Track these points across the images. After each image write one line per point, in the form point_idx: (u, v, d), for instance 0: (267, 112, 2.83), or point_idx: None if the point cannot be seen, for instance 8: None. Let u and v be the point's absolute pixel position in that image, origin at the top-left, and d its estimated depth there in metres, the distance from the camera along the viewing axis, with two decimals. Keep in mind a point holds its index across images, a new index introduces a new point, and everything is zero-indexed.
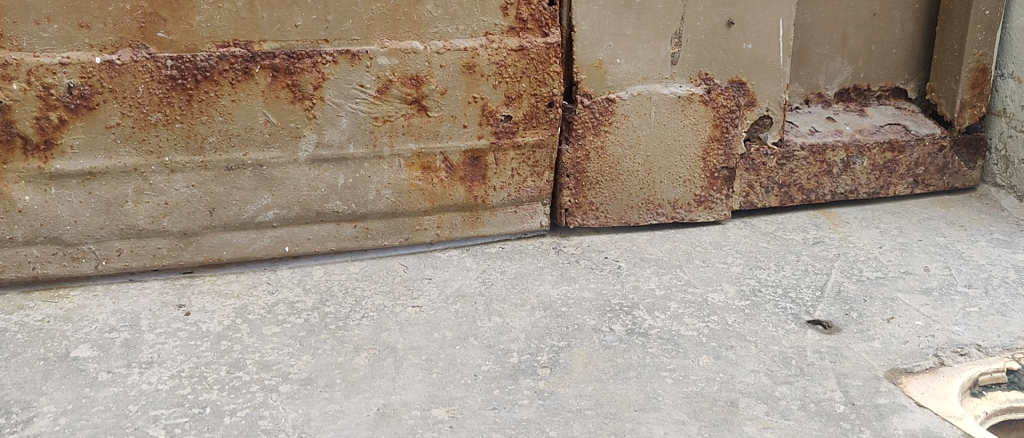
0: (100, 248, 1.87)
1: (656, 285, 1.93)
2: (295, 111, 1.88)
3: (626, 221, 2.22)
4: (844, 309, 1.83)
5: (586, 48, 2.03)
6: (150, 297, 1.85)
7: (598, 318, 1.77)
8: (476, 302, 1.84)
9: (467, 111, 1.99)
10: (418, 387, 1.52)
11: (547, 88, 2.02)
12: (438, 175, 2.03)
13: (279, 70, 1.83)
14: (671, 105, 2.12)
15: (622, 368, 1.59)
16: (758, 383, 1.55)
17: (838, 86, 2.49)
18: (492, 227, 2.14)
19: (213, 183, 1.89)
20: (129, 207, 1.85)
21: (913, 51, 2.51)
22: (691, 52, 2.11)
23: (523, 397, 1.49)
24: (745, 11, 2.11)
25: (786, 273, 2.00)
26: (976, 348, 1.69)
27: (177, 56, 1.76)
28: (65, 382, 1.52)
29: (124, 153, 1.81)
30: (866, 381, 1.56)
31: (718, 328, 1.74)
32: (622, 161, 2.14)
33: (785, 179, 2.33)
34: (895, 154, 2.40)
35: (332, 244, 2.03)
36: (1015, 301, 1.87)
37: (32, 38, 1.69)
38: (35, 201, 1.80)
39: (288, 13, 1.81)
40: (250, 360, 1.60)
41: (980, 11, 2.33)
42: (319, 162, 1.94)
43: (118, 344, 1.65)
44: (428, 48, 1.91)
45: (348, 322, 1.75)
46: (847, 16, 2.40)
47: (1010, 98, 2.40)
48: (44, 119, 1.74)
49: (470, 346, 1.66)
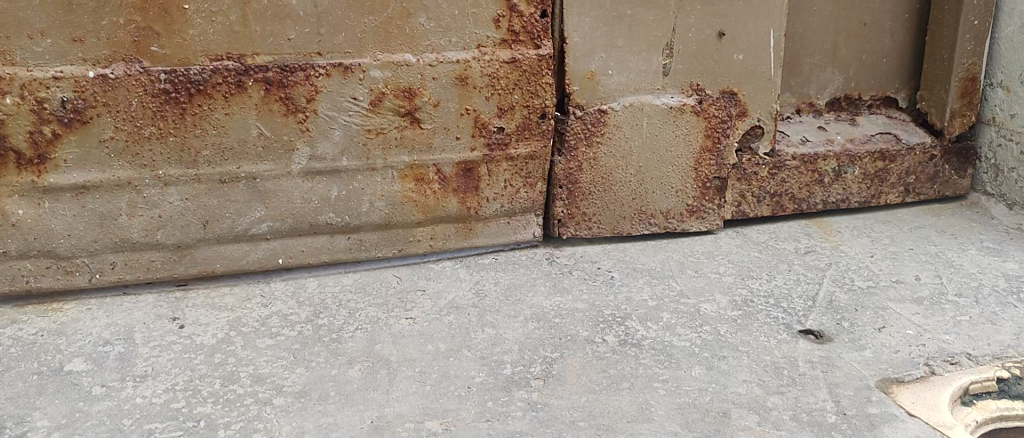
0: (94, 261, 1.88)
1: (649, 296, 1.93)
2: (288, 124, 1.88)
3: (620, 231, 2.22)
4: (835, 318, 1.84)
5: (578, 59, 2.04)
6: (145, 310, 1.85)
7: (591, 329, 1.78)
8: (469, 313, 1.85)
9: (460, 122, 2.00)
10: (412, 399, 1.53)
11: (540, 99, 2.03)
12: (431, 187, 2.04)
13: (273, 83, 1.84)
14: (663, 116, 2.13)
15: (615, 379, 1.59)
16: (750, 393, 1.55)
17: (829, 95, 2.50)
18: (486, 238, 2.15)
19: (207, 196, 1.89)
20: (123, 220, 1.86)
21: (902, 61, 2.53)
22: (683, 63, 2.12)
23: (517, 408, 1.50)
24: (736, 22, 2.12)
25: (778, 283, 2.01)
26: (967, 357, 1.70)
27: (171, 70, 1.77)
28: (59, 396, 1.53)
29: (118, 166, 1.82)
30: (858, 390, 1.57)
31: (710, 338, 1.75)
32: (615, 171, 2.15)
33: (777, 188, 2.34)
34: (886, 163, 2.42)
35: (326, 256, 2.03)
36: (1005, 310, 1.88)
37: (26, 52, 1.70)
38: (28, 214, 1.80)
39: (282, 26, 1.82)
40: (244, 373, 1.60)
41: (969, 21, 2.35)
42: (313, 174, 1.95)
43: (112, 357, 1.66)
44: (421, 60, 1.92)
45: (342, 334, 1.75)
46: (838, 26, 2.42)
47: (1000, 106, 2.41)
48: (38, 133, 1.75)
49: (464, 358, 1.66)
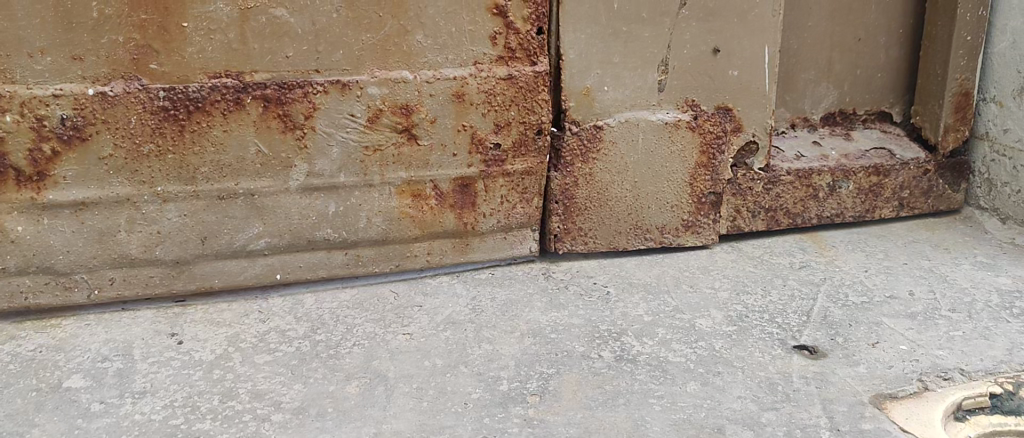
0: (92, 278, 1.88)
1: (645, 312, 1.94)
2: (286, 141, 1.90)
3: (616, 246, 2.23)
4: (829, 334, 1.85)
5: (574, 76, 2.06)
6: (143, 326, 1.86)
7: (587, 345, 1.79)
8: (466, 329, 1.86)
9: (457, 139, 2.01)
10: (409, 415, 1.54)
11: (536, 116, 2.04)
12: (428, 203, 2.05)
13: (271, 100, 1.86)
14: (658, 132, 2.14)
15: (611, 395, 1.60)
16: (745, 409, 1.57)
17: (823, 110, 2.52)
18: (482, 254, 2.16)
19: (205, 212, 1.90)
20: (121, 236, 1.87)
21: (896, 76, 2.55)
22: (678, 80, 2.14)
23: (513, 425, 1.51)
24: (731, 38, 2.14)
25: (773, 299, 2.02)
26: (960, 372, 1.71)
27: (170, 87, 1.79)
28: (57, 413, 1.54)
29: (116, 183, 1.83)
30: (852, 406, 1.58)
31: (705, 354, 1.76)
32: (611, 187, 2.16)
33: (772, 203, 2.35)
34: (880, 178, 2.43)
35: (323, 272, 2.04)
36: (998, 325, 1.89)
37: (25, 70, 1.71)
38: (27, 231, 1.81)
39: (279, 44, 1.84)
40: (243, 389, 1.61)
41: (962, 37, 2.37)
42: (311, 191, 1.96)
43: (111, 373, 1.67)
44: (418, 78, 1.94)
45: (339, 350, 1.76)
46: (832, 42, 2.44)
47: (992, 121, 2.43)
48: (37, 150, 1.76)
49: (461, 374, 1.67)
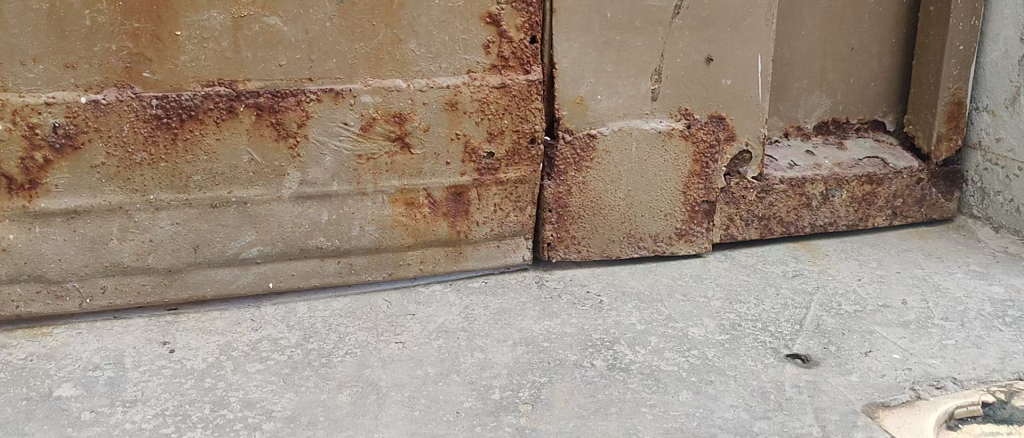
0: (84, 286, 1.88)
1: (638, 320, 1.94)
2: (279, 150, 1.90)
3: (609, 255, 2.23)
4: (822, 342, 1.85)
5: (568, 85, 2.06)
6: (135, 335, 1.85)
7: (580, 354, 1.79)
8: (458, 338, 1.86)
9: (451, 147, 2.01)
10: (400, 424, 1.54)
11: (530, 124, 2.05)
12: (421, 211, 2.05)
13: (264, 108, 1.86)
14: (652, 140, 2.15)
15: (602, 404, 1.60)
16: (736, 418, 1.57)
17: (816, 119, 2.53)
18: (475, 262, 2.15)
19: (197, 220, 1.90)
20: (113, 244, 1.87)
21: (889, 85, 2.55)
22: (672, 88, 2.14)
23: (505, 434, 1.51)
24: (724, 47, 2.14)
25: (766, 308, 2.02)
26: (952, 381, 1.72)
27: (163, 95, 1.79)
28: (48, 421, 1.53)
29: (109, 191, 1.83)
30: (843, 415, 1.58)
31: (697, 362, 1.76)
32: (604, 196, 2.16)
33: (765, 212, 2.35)
34: (873, 186, 2.43)
35: (315, 280, 2.04)
36: (990, 333, 1.90)
37: (18, 78, 1.71)
38: (19, 239, 1.81)
39: (272, 52, 1.84)
40: (234, 397, 1.61)
41: (954, 46, 2.37)
42: (304, 199, 1.96)
43: (102, 382, 1.66)
44: (411, 86, 1.94)
45: (332, 359, 1.76)
46: (825, 50, 2.44)
47: (986, 130, 2.44)
48: (29, 158, 1.76)
49: (453, 383, 1.67)
